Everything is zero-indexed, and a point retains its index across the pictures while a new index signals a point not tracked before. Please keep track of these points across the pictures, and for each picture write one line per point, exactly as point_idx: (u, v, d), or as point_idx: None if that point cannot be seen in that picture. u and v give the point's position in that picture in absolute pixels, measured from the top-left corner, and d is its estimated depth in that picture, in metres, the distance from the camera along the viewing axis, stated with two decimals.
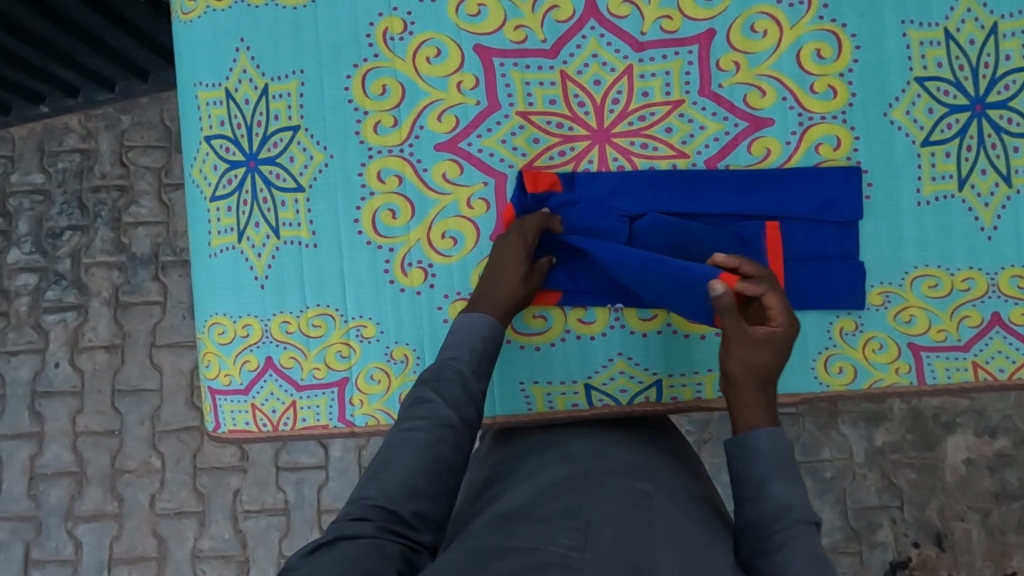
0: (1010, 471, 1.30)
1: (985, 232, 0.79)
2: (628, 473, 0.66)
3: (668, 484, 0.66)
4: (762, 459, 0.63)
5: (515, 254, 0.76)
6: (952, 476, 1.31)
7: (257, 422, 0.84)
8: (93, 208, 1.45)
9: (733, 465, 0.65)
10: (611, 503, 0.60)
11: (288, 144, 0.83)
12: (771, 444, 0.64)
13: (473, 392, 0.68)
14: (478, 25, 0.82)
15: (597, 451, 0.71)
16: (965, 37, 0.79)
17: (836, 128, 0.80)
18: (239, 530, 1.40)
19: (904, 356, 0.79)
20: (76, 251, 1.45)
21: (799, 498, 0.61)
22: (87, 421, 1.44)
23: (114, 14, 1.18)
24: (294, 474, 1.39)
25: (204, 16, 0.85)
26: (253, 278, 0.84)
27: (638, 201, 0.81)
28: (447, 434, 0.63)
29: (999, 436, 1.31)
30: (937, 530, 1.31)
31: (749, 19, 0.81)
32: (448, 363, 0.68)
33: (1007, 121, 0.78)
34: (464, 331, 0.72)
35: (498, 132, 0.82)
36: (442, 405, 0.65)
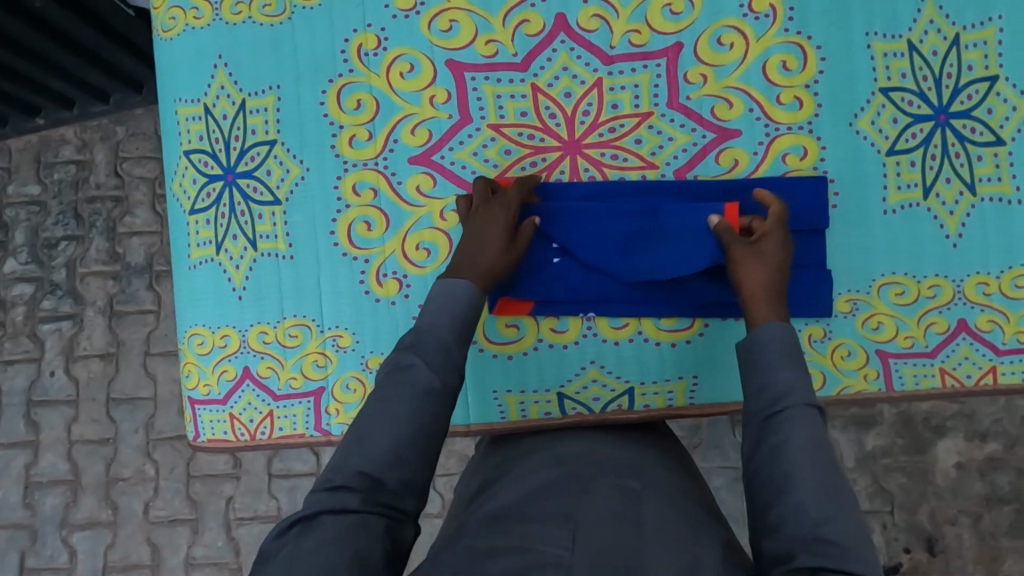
0: (1000, 474, 1.30)
1: (950, 240, 0.79)
2: (619, 474, 0.68)
3: (654, 479, 0.68)
4: (778, 350, 0.69)
5: (497, 229, 0.77)
6: (943, 480, 1.31)
7: (235, 431, 0.85)
8: (88, 218, 1.48)
9: (746, 358, 0.70)
10: (601, 502, 0.61)
11: (265, 158, 0.85)
12: (783, 338, 0.69)
13: (455, 359, 0.68)
14: (450, 40, 0.83)
15: (588, 453, 0.73)
16: (928, 48, 0.80)
17: (803, 139, 0.81)
18: (232, 537, 1.41)
19: (872, 362, 0.80)
20: (72, 261, 1.47)
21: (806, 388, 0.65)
22: (82, 430, 1.46)
23: (105, 26, 1.21)
24: (287, 481, 1.40)
25: (183, 34, 0.86)
26: (232, 290, 0.85)
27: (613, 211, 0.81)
28: (427, 403, 0.64)
29: (989, 440, 1.31)
30: (928, 534, 1.31)
31: (716, 32, 0.82)
32: (428, 329, 0.69)
33: (971, 130, 0.79)
34: (444, 294, 0.72)
35: (470, 144, 0.83)
36: (424, 370, 0.65)
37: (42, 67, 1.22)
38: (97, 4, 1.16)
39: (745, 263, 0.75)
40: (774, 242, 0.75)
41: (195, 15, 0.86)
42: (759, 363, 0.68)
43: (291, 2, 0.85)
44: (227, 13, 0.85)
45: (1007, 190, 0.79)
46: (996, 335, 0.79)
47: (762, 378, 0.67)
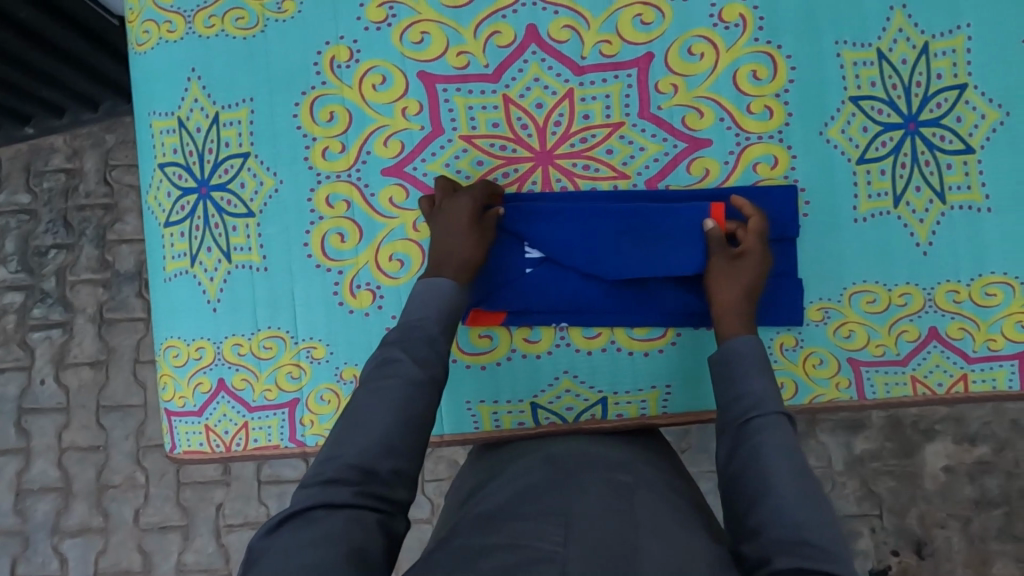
0: (989, 478, 1.30)
1: (920, 248, 0.79)
2: (610, 467, 0.71)
3: (646, 474, 0.71)
4: (751, 361, 0.69)
5: (465, 215, 0.77)
6: (932, 483, 1.31)
7: (210, 443, 0.86)
8: (78, 226, 1.48)
9: (722, 368, 0.71)
10: (596, 500, 0.62)
11: (238, 170, 0.85)
12: (756, 349, 0.70)
13: (440, 352, 0.68)
14: (421, 51, 0.84)
15: (580, 455, 0.73)
16: (898, 57, 0.80)
17: (773, 148, 0.81)
18: (223, 544, 1.42)
19: (844, 370, 0.80)
20: (62, 269, 1.48)
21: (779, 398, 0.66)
22: (72, 437, 1.46)
23: (91, 34, 1.21)
24: (277, 487, 1.41)
25: (157, 47, 0.87)
26: (206, 302, 0.85)
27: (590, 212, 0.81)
28: (416, 392, 0.63)
29: (978, 443, 1.30)
30: (917, 538, 1.31)
31: (687, 42, 0.82)
32: (414, 325, 0.68)
33: (940, 138, 0.79)
34: (426, 291, 0.72)
35: (442, 156, 0.84)
36: (409, 362, 0.65)
37: (31, 74, 1.22)
38: (81, 12, 1.16)
39: (723, 276, 0.77)
40: (755, 257, 0.76)
41: (168, 28, 0.86)
42: (733, 373, 0.69)
43: (264, 15, 0.85)
44: (201, 26, 0.86)
45: (976, 199, 0.79)
46: (967, 342, 0.79)
47: (735, 388, 0.68)
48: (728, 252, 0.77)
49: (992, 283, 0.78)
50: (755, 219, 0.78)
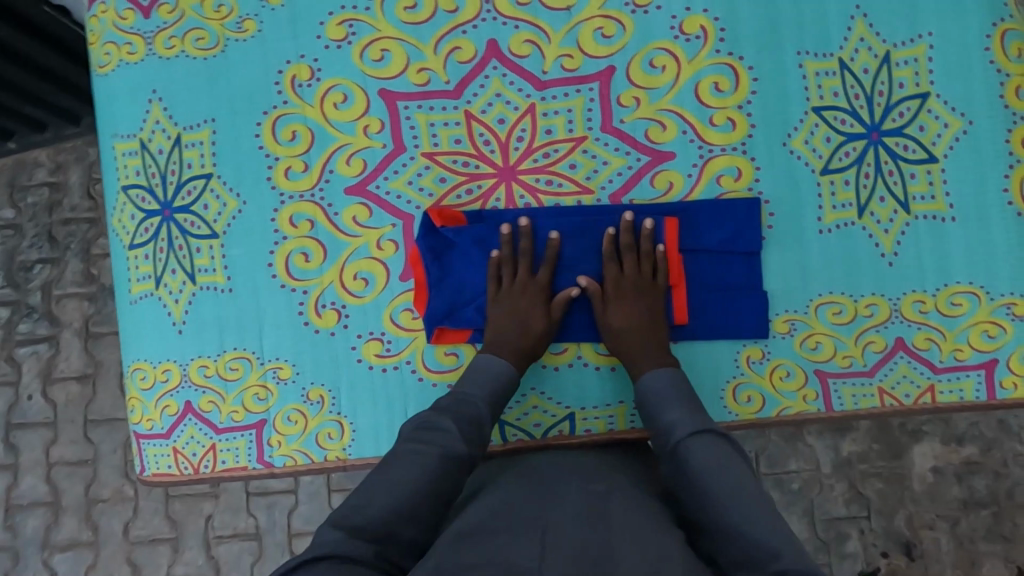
0: (977, 478, 1.26)
1: (885, 258, 0.79)
2: (585, 477, 0.69)
3: (619, 482, 0.69)
4: (668, 394, 0.73)
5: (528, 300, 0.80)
6: (920, 485, 1.26)
7: (179, 465, 0.86)
8: (63, 240, 1.45)
9: (642, 409, 0.74)
10: (568, 509, 0.62)
11: (201, 192, 0.85)
12: (665, 381, 0.74)
13: (484, 433, 0.73)
14: (382, 69, 0.83)
15: (557, 468, 0.73)
16: (860, 66, 0.80)
17: (737, 160, 0.81)
18: (212, 555, 1.40)
19: (811, 383, 0.80)
20: (48, 284, 1.45)
21: (698, 419, 0.69)
22: (61, 451, 1.44)
23: (65, 48, 1.18)
24: (265, 499, 1.39)
25: (118, 69, 0.87)
26: (172, 324, 0.85)
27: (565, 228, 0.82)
28: (452, 465, 0.67)
29: (965, 444, 1.26)
30: (906, 539, 1.26)
31: (648, 55, 0.82)
32: (468, 400, 0.74)
33: (904, 148, 0.79)
34: (482, 372, 0.77)
35: (405, 173, 0.83)
36: (454, 436, 0.69)
37: (14, 94, 1.18)
38: (54, 27, 1.13)
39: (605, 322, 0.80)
40: (628, 296, 0.80)
41: (128, 50, 0.86)
42: (652, 410, 0.73)
43: (224, 35, 0.85)
44: (161, 47, 0.86)
45: (941, 208, 0.78)
46: (934, 353, 0.78)
47: (659, 423, 0.71)
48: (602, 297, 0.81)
49: (957, 293, 0.78)
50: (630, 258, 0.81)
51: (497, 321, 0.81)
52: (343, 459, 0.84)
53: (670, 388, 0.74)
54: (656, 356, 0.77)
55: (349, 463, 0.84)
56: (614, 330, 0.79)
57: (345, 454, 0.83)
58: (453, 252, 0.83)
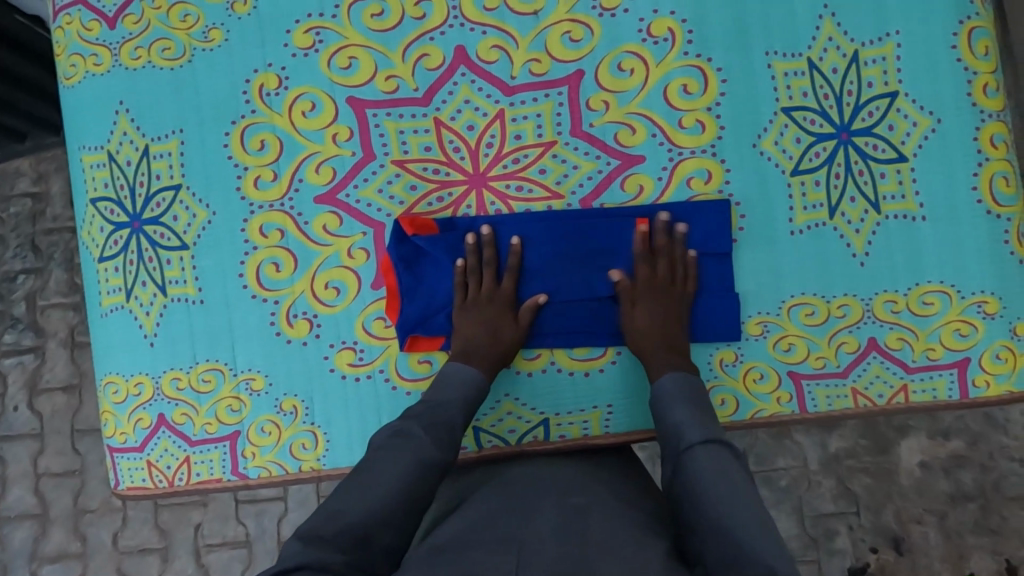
0: (964, 472, 1.22)
1: (857, 258, 0.79)
2: (561, 491, 0.68)
3: (598, 493, 0.68)
4: (676, 398, 0.72)
5: (492, 307, 0.80)
6: (907, 479, 1.23)
7: (153, 478, 0.85)
8: (46, 250, 1.37)
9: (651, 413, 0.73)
10: (545, 522, 0.61)
11: (171, 204, 0.84)
12: (675, 386, 0.73)
13: (456, 439, 0.72)
14: (350, 77, 0.83)
15: (538, 477, 0.73)
16: (828, 66, 0.79)
17: (707, 162, 0.81)
18: (202, 565, 1.33)
19: (785, 385, 0.80)
20: (32, 295, 1.37)
21: (705, 423, 0.68)
22: (48, 463, 1.37)
23: (42, 57, 1.14)
24: (254, 506, 1.33)
25: (85, 80, 0.86)
26: (143, 337, 0.85)
27: (532, 238, 0.81)
28: (427, 472, 0.66)
29: (951, 437, 1.23)
30: (893, 534, 1.22)
31: (617, 58, 0.82)
32: (441, 406, 0.73)
33: (873, 148, 0.79)
34: (450, 379, 0.77)
35: (374, 181, 0.83)
36: (425, 441, 0.68)
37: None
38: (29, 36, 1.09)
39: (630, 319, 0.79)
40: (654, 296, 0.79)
41: (94, 61, 0.85)
42: (659, 413, 0.72)
43: (190, 45, 0.84)
44: (127, 58, 0.85)
45: (911, 208, 0.78)
46: (906, 352, 0.78)
47: (664, 426, 0.70)
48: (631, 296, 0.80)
49: (929, 292, 0.78)
50: (663, 261, 0.80)
51: (464, 327, 0.80)
52: (318, 469, 0.84)
53: (683, 390, 0.73)
54: (667, 359, 0.76)
55: (324, 473, 0.83)
56: (635, 327, 0.78)
57: (320, 464, 0.83)
58: (425, 260, 0.83)
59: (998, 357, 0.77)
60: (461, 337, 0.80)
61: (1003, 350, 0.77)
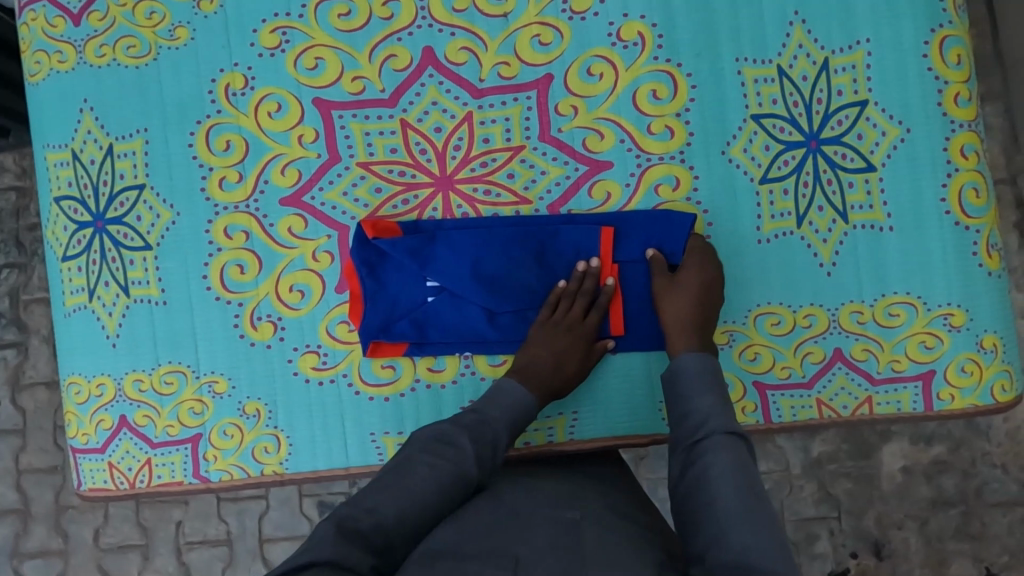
0: (946, 477, 1.21)
1: (824, 268, 0.78)
2: (557, 504, 0.64)
3: (592, 507, 0.65)
4: (699, 378, 0.68)
5: (565, 339, 0.77)
6: (889, 484, 1.22)
7: (114, 480, 0.84)
8: (31, 245, 1.34)
9: (669, 389, 0.69)
10: (541, 535, 0.58)
11: (134, 203, 0.84)
12: (699, 366, 0.69)
13: (498, 459, 0.68)
14: (316, 78, 0.82)
15: (530, 483, 0.70)
16: (799, 74, 0.79)
17: (675, 169, 0.80)
18: (184, 562, 1.32)
19: (750, 394, 0.79)
20: (14, 290, 1.34)
21: (727, 413, 0.63)
22: (30, 459, 1.34)
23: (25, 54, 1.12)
24: (236, 504, 1.31)
25: (49, 78, 0.85)
26: (106, 337, 0.84)
27: (492, 245, 0.80)
28: (458, 486, 0.63)
29: (933, 443, 1.22)
30: (874, 539, 1.21)
31: (586, 62, 0.81)
32: (489, 421, 0.69)
33: (842, 156, 0.78)
34: (504, 394, 0.73)
35: (340, 184, 0.82)
36: (468, 454, 0.65)
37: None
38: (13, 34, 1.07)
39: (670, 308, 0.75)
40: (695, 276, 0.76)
41: (59, 59, 0.84)
42: (679, 392, 0.68)
43: (156, 43, 0.83)
44: (92, 56, 0.84)
45: (879, 218, 0.78)
46: (871, 364, 0.78)
47: (683, 406, 0.66)
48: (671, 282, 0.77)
49: (895, 303, 0.77)
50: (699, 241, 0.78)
51: (532, 353, 0.78)
52: (280, 473, 0.83)
53: (705, 371, 0.68)
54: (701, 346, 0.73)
55: (286, 477, 0.83)
56: (665, 301, 0.76)
57: (282, 468, 0.83)
58: (387, 264, 0.81)
59: (964, 370, 0.77)
60: (521, 361, 0.78)
61: (969, 363, 0.77)
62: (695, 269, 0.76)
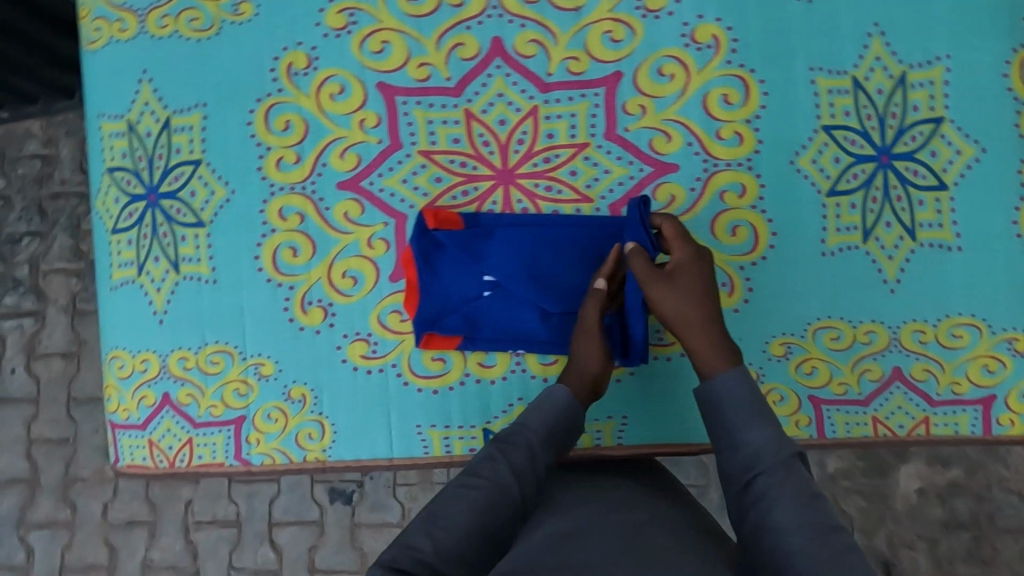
0: (960, 501, 1.20)
1: (888, 284, 0.77)
2: (606, 508, 0.64)
3: (645, 508, 0.65)
4: (740, 402, 0.61)
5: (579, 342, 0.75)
6: (903, 504, 1.21)
7: (154, 457, 0.84)
8: (52, 214, 1.33)
9: (711, 416, 0.62)
10: (596, 545, 0.58)
11: (189, 178, 0.82)
12: (740, 386, 0.62)
13: (539, 469, 0.63)
14: (382, 62, 0.81)
15: (582, 485, 0.70)
16: (874, 86, 0.77)
17: (742, 175, 0.79)
18: (191, 541, 1.30)
19: (805, 408, 0.78)
20: (34, 259, 1.33)
21: (781, 442, 0.57)
22: (41, 429, 1.33)
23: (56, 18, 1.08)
24: (246, 486, 1.29)
25: (108, 46, 0.84)
26: (153, 313, 0.83)
27: (557, 246, 0.79)
28: (501, 502, 0.58)
29: (950, 465, 1.21)
30: (884, 558, 1.20)
31: (657, 62, 0.79)
32: (518, 427, 0.64)
33: (913, 173, 0.77)
34: (540, 405, 0.69)
35: (400, 171, 0.81)
36: (506, 470, 0.60)
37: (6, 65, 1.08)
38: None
39: (670, 307, 0.69)
40: (685, 266, 0.72)
41: (119, 27, 0.83)
42: (723, 420, 0.61)
43: (219, 17, 0.82)
44: (154, 26, 0.83)
45: (947, 237, 0.76)
46: (931, 385, 0.77)
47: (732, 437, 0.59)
48: (665, 273, 0.71)
49: (959, 325, 0.76)
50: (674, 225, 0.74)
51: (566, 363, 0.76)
52: (322, 461, 0.82)
53: (745, 392, 0.62)
54: (721, 346, 0.67)
55: (328, 464, 0.82)
56: (662, 302, 0.70)
57: (325, 455, 0.82)
58: (444, 256, 0.80)
59: None
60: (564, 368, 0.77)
61: None
62: (681, 256, 0.72)
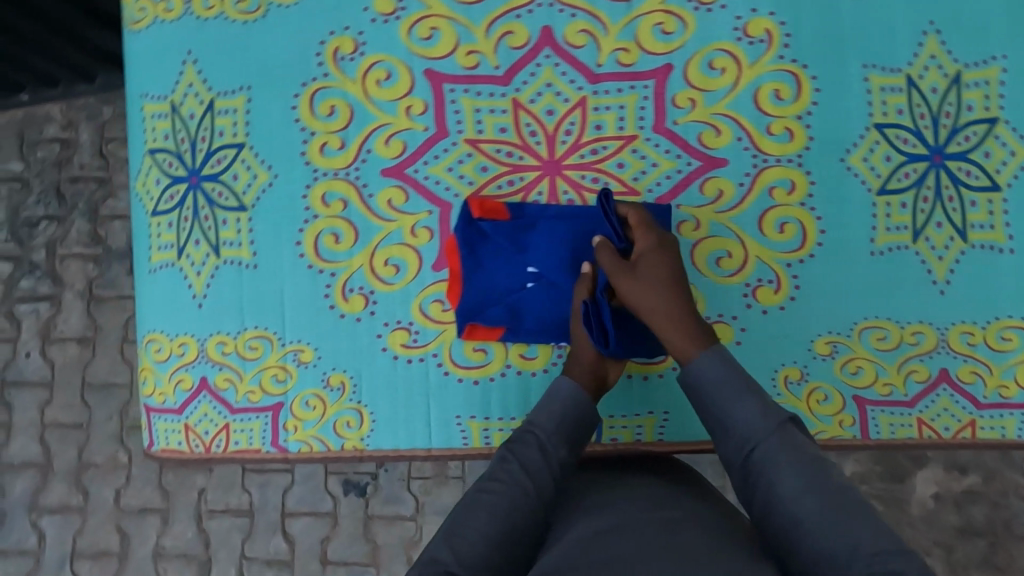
0: (976, 507, 1.18)
1: (937, 285, 0.76)
2: (637, 502, 0.61)
3: (682, 503, 0.62)
4: (722, 386, 0.62)
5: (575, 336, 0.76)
6: (918, 510, 1.19)
7: (190, 442, 0.83)
8: (70, 198, 1.31)
9: (697, 401, 0.64)
10: (630, 541, 0.55)
11: (232, 161, 0.82)
12: (720, 368, 0.63)
13: (555, 467, 0.64)
14: (431, 48, 0.80)
15: (616, 481, 0.67)
16: (928, 85, 0.77)
17: (791, 172, 0.78)
18: (203, 529, 1.29)
19: (849, 408, 0.78)
20: (52, 242, 1.32)
21: (769, 414, 0.59)
22: (55, 413, 1.33)
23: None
24: (260, 476, 1.28)
25: (152, 26, 0.83)
26: (191, 297, 0.82)
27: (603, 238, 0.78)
28: (519, 502, 0.60)
29: (968, 472, 1.19)
30: None
31: (709, 55, 0.78)
32: (527, 428, 0.67)
33: (966, 173, 0.76)
34: (548, 398, 0.70)
35: (445, 159, 0.80)
36: (518, 469, 0.62)
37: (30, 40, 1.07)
38: None
39: (636, 298, 0.70)
40: (646, 253, 0.71)
41: (165, 7, 0.83)
42: (710, 404, 0.63)
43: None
44: (199, 7, 0.82)
45: (1000, 239, 0.76)
46: (978, 387, 0.76)
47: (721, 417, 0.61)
48: (629, 265, 0.72)
49: (1008, 328, 0.75)
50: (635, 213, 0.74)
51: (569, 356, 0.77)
52: (360, 449, 0.81)
53: (727, 372, 0.63)
54: (693, 332, 0.67)
55: (366, 453, 0.81)
56: (630, 294, 0.71)
57: (362, 444, 0.81)
58: (487, 245, 0.79)
59: None
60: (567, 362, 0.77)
61: None
62: (643, 245, 0.72)
